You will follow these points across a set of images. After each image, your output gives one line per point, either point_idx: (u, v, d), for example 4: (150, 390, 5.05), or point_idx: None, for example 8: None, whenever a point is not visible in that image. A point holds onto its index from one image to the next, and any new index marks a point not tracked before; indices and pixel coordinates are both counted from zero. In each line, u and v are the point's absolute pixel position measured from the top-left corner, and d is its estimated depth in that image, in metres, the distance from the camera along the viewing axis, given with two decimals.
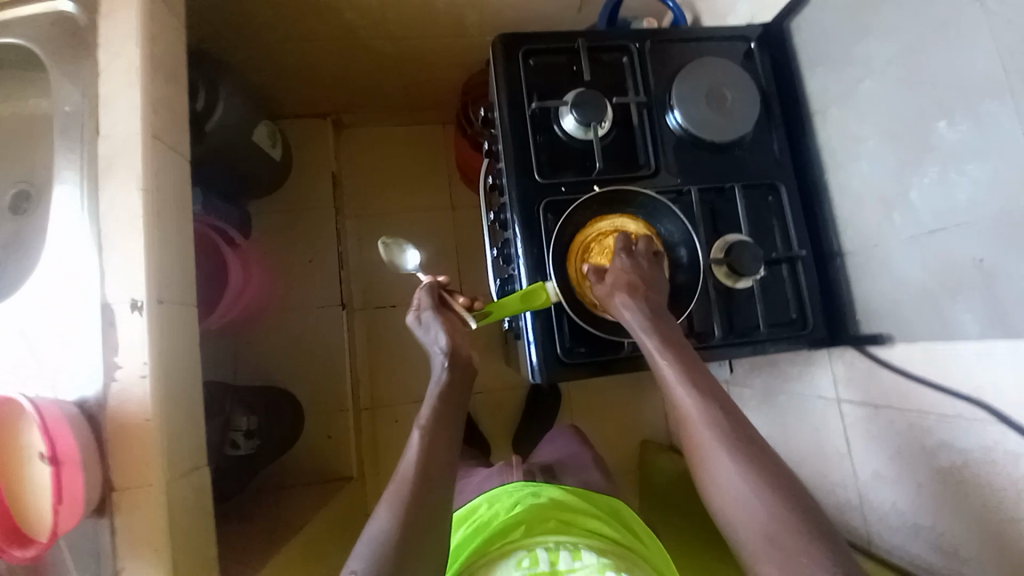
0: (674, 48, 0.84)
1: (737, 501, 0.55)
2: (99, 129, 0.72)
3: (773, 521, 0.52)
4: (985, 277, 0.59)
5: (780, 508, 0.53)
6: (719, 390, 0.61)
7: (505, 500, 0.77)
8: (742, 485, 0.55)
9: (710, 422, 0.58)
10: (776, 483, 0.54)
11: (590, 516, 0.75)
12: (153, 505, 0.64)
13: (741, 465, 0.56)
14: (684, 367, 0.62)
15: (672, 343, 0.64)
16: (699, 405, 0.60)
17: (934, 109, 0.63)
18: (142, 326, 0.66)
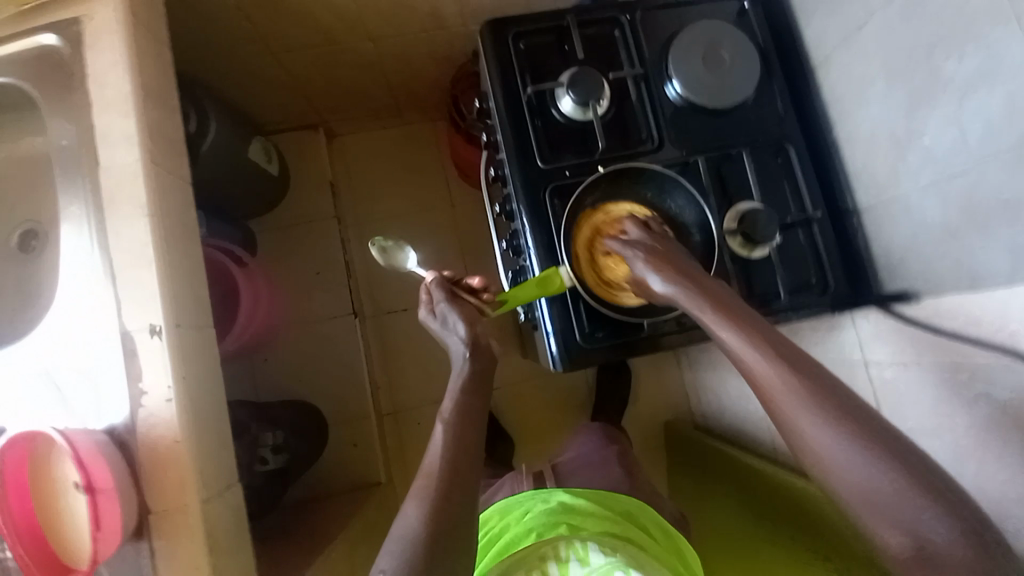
0: (665, 14, 0.82)
1: (823, 454, 0.49)
2: (97, 159, 0.72)
3: (867, 474, 0.47)
4: (1008, 212, 0.57)
5: (872, 456, 0.47)
6: (787, 341, 0.56)
7: (516, 511, 0.80)
8: (828, 435, 0.49)
9: (786, 378, 0.53)
10: (867, 430, 0.49)
11: (602, 517, 0.76)
12: (192, 524, 0.65)
13: (821, 414, 0.50)
14: (739, 323, 0.59)
15: (718, 299, 0.61)
16: (760, 357, 0.55)
17: (941, 46, 0.61)
18: (162, 350, 0.67)
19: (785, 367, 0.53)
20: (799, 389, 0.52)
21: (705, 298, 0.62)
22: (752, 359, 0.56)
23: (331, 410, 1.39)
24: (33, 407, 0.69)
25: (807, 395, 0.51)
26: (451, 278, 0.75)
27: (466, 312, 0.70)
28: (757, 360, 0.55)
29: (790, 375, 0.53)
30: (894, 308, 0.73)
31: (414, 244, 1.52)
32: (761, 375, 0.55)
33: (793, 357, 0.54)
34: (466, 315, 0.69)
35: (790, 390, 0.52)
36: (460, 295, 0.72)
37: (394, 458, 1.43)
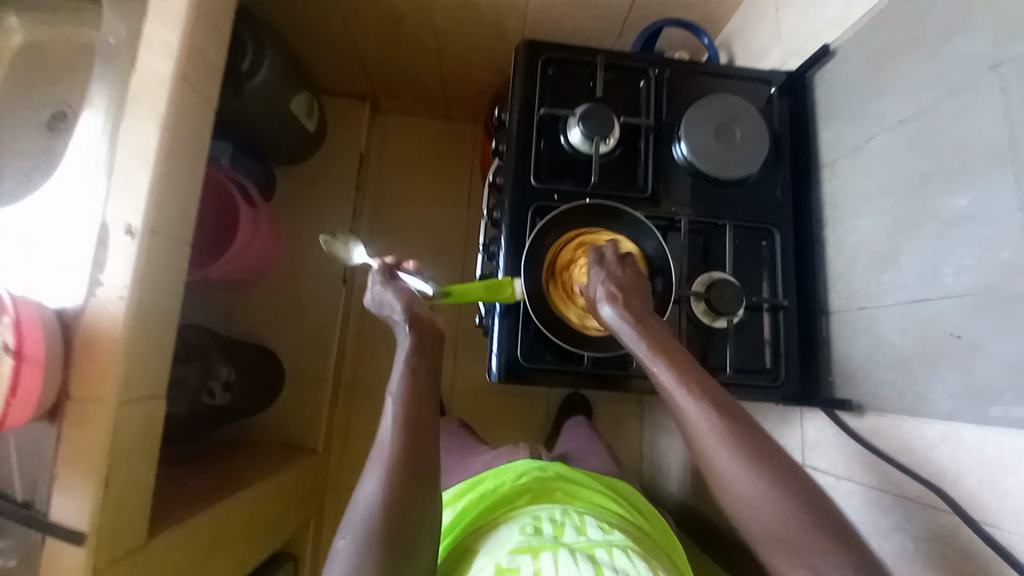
0: (692, 79, 0.86)
1: (743, 497, 0.51)
2: (134, 64, 0.77)
3: (778, 518, 0.50)
4: (963, 352, 0.57)
5: (781, 499, 0.50)
6: (713, 382, 0.57)
7: (511, 473, 0.77)
8: (745, 477, 0.51)
9: (715, 428, 0.54)
10: (780, 476, 0.51)
11: (600, 494, 0.74)
12: (102, 420, 0.67)
13: (741, 455, 0.52)
14: (673, 360, 0.59)
15: (661, 340, 0.60)
16: (693, 403, 0.55)
17: (937, 174, 0.62)
18: (132, 250, 0.70)
19: (710, 410, 0.55)
20: (724, 432, 0.53)
21: (646, 333, 0.61)
22: (683, 400, 0.56)
23: (293, 363, 1.42)
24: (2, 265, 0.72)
25: (731, 437, 0.53)
26: (394, 265, 0.71)
27: (403, 291, 0.66)
28: (686, 400, 0.56)
29: (716, 418, 0.54)
30: (836, 413, 0.72)
31: (420, 232, 1.55)
32: (690, 417, 0.55)
33: (719, 399, 0.55)
34: (405, 292, 0.66)
35: (717, 433, 0.53)
36: (400, 278, 0.69)
37: (338, 429, 1.44)
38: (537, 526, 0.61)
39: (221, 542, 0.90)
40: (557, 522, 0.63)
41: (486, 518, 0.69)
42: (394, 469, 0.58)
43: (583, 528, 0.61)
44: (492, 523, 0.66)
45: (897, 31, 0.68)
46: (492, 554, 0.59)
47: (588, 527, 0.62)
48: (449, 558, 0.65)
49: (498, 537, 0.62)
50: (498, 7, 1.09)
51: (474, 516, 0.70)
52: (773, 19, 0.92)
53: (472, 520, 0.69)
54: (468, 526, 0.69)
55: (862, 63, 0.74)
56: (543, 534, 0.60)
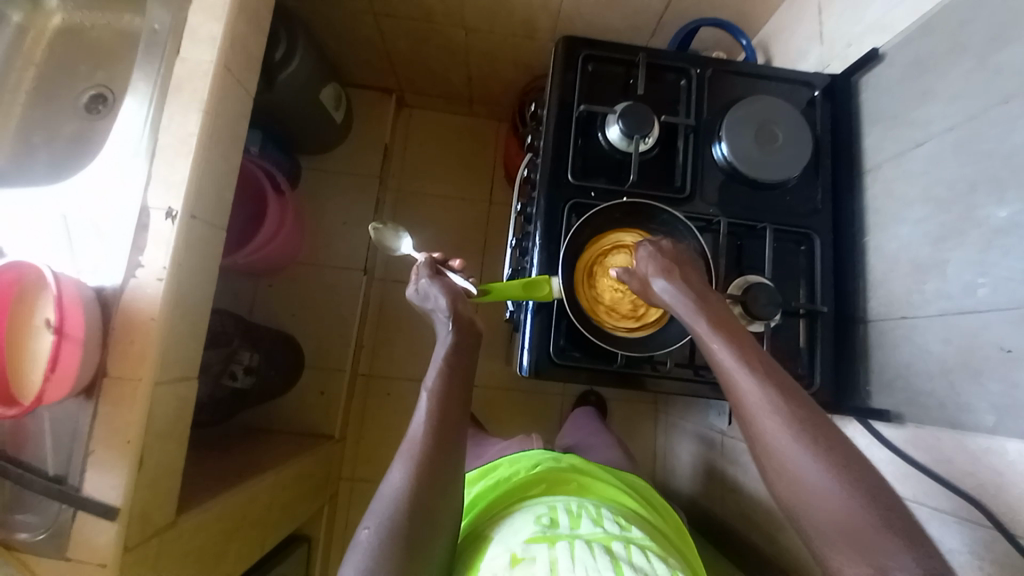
0: (733, 80, 0.85)
1: (804, 480, 0.49)
2: (178, 51, 0.77)
3: (848, 509, 0.47)
4: (1008, 367, 0.56)
5: (847, 485, 0.48)
6: (773, 362, 0.56)
7: (525, 462, 0.76)
8: (808, 462, 0.50)
9: (773, 405, 0.53)
10: (845, 462, 0.49)
11: (615, 488, 0.72)
12: (140, 398, 0.68)
13: (805, 438, 0.50)
14: (733, 340, 0.58)
15: (722, 319, 0.60)
16: (752, 379, 0.55)
17: (986, 183, 0.60)
18: (171, 233, 0.71)
19: (775, 395, 0.53)
20: (788, 417, 0.52)
21: (707, 312, 0.61)
22: (743, 381, 0.55)
23: (311, 352, 1.43)
24: (40, 244, 0.73)
25: (796, 423, 0.51)
26: (440, 262, 0.73)
27: (447, 286, 0.67)
28: (747, 380, 0.55)
29: (781, 403, 0.52)
30: (870, 421, 0.71)
31: (440, 226, 1.55)
32: (752, 400, 0.54)
33: (784, 385, 0.54)
34: (450, 287, 0.67)
35: (779, 416, 0.52)
36: (445, 274, 0.70)
37: (352, 418, 1.44)
38: (551, 517, 0.60)
39: (241, 524, 0.91)
40: (573, 513, 0.61)
41: (500, 506, 0.67)
42: (427, 462, 0.57)
43: (599, 520, 0.60)
44: (506, 510, 0.65)
45: (948, 35, 0.66)
46: (506, 541, 0.58)
47: (604, 520, 0.60)
48: (464, 540, 0.65)
49: (511, 524, 0.61)
50: (533, 4, 1.09)
51: (489, 502, 0.69)
52: (813, 21, 0.90)
53: (487, 505, 0.69)
54: (482, 513, 0.68)
55: (910, 67, 0.72)
56: (559, 526, 0.58)
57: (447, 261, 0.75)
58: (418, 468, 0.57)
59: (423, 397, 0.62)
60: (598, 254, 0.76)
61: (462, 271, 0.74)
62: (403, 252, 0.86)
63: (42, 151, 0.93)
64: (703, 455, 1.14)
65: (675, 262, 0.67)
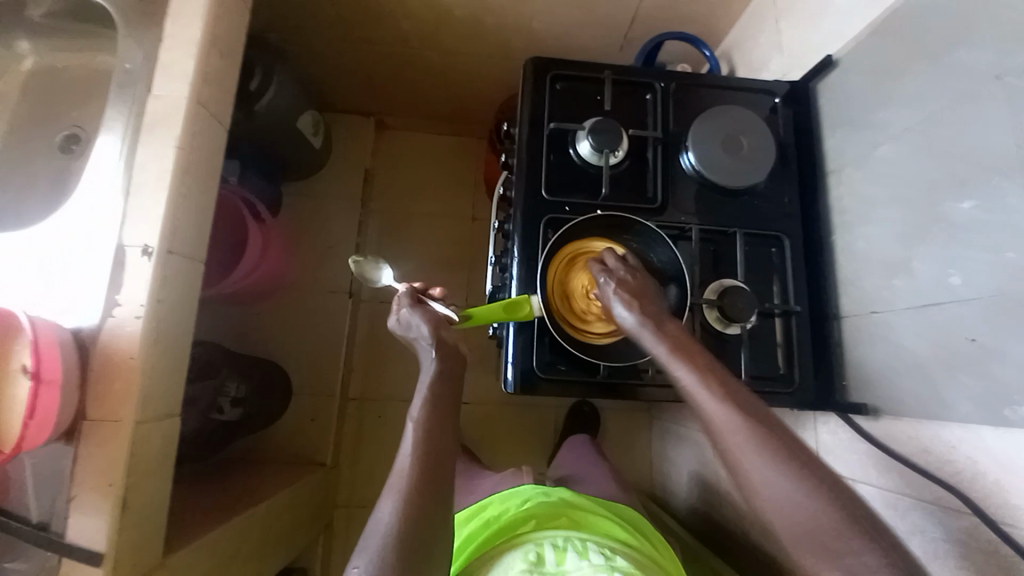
0: (697, 92, 0.88)
1: (769, 493, 0.50)
2: (152, 90, 0.78)
3: (808, 513, 0.48)
4: (979, 356, 0.57)
5: (808, 492, 0.49)
6: (735, 381, 0.58)
7: (516, 499, 0.75)
8: (769, 474, 0.51)
9: (740, 424, 0.54)
10: (806, 471, 0.50)
11: (605, 519, 0.72)
12: (121, 438, 0.68)
13: (767, 451, 0.52)
14: (696, 364, 0.60)
15: (681, 343, 0.62)
16: (716, 400, 0.56)
17: (944, 180, 0.63)
18: (148, 270, 0.71)
19: (735, 412, 0.55)
20: (749, 432, 0.53)
21: (667, 339, 0.63)
22: (707, 403, 0.57)
23: (300, 379, 1.42)
24: (15, 289, 0.72)
25: (758, 437, 0.53)
26: (422, 290, 0.73)
27: (430, 315, 0.68)
28: (709, 402, 0.57)
29: (741, 419, 0.54)
30: (851, 417, 0.72)
31: (424, 245, 1.56)
32: (715, 418, 0.56)
33: (744, 403, 0.56)
34: (433, 316, 0.68)
35: (741, 434, 0.53)
36: (427, 302, 0.70)
37: (345, 443, 1.43)
38: (538, 554, 0.61)
39: (233, 560, 0.90)
40: (559, 546, 0.62)
41: (491, 546, 0.66)
42: (417, 488, 0.58)
43: (584, 552, 0.60)
44: (496, 550, 0.65)
45: (903, 38, 0.69)
46: None
47: (591, 551, 0.60)
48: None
49: (501, 565, 0.62)
50: (502, 26, 1.12)
51: (480, 543, 0.67)
52: (773, 31, 0.94)
53: (478, 546, 0.67)
54: (473, 555, 0.66)
55: (864, 74, 0.75)
56: (545, 562, 0.60)
57: (428, 289, 0.75)
58: (410, 499, 0.57)
59: (411, 428, 0.62)
60: (561, 271, 0.77)
61: (444, 299, 0.75)
62: (385, 282, 0.87)
63: (19, 194, 0.93)
64: (698, 461, 1.15)
65: (634, 289, 0.67)
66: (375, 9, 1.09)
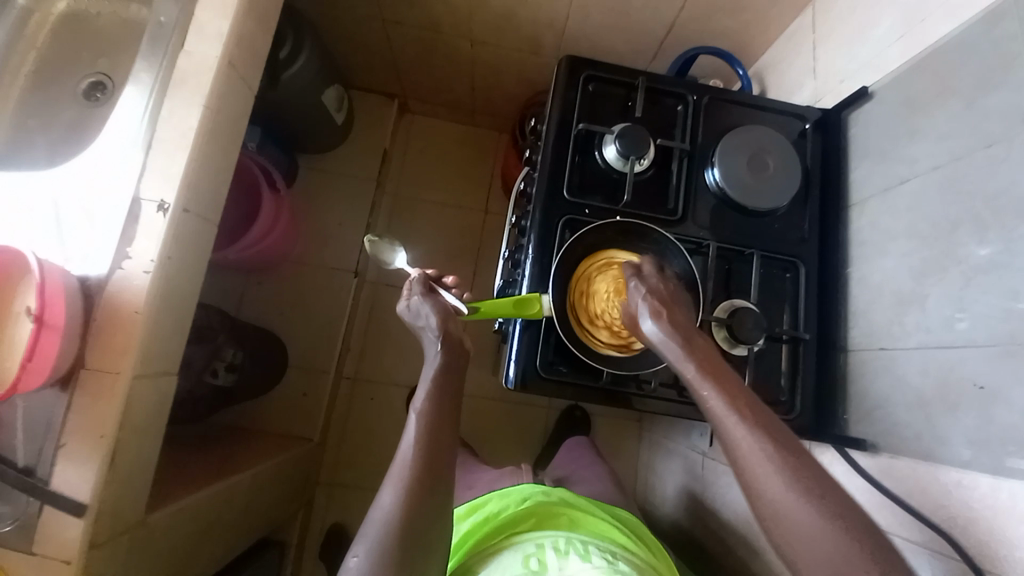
0: (729, 108, 0.87)
1: (798, 529, 0.49)
2: (182, 45, 0.78)
3: (837, 554, 0.47)
4: (983, 402, 0.57)
5: (837, 530, 0.48)
6: (764, 408, 0.57)
7: (516, 496, 0.74)
8: (798, 505, 0.50)
9: (771, 455, 0.52)
10: (835, 510, 0.49)
11: (605, 522, 0.71)
12: (118, 391, 0.67)
13: (799, 485, 0.50)
14: (724, 387, 0.58)
15: (711, 363, 0.60)
16: (745, 428, 0.55)
17: (967, 222, 0.62)
18: (162, 226, 0.71)
19: (766, 441, 0.53)
20: (779, 462, 0.52)
21: (695, 356, 0.60)
22: (735, 428, 0.55)
23: (296, 352, 1.41)
24: (26, 230, 0.72)
25: (787, 467, 0.52)
26: (433, 278, 0.73)
27: (440, 306, 0.67)
28: (738, 426, 0.55)
29: (771, 449, 0.53)
30: (848, 450, 0.72)
31: (434, 233, 1.56)
32: (742, 445, 0.54)
33: (773, 430, 0.54)
34: (443, 306, 0.67)
35: (771, 462, 0.52)
36: (438, 291, 0.70)
37: (335, 421, 1.42)
38: (539, 557, 0.60)
39: (212, 524, 0.90)
40: (560, 549, 0.61)
41: (490, 542, 0.66)
42: (410, 474, 0.57)
43: (587, 556, 0.60)
44: (496, 547, 0.65)
45: (940, 75, 0.68)
46: None
47: (592, 555, 0.60)
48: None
49: (500, 563, 0.62)
50: (538, 22, 1.11)
51: (479, 540, 0.67)
52: (809, 56, 0.93)
53: (476, 543, 0.67)
54: (471, 551, 0.66)
55: (898, 108, 0.75)
56: (547, 567, 0.59)
57: (440, 277, 0.75)
58: (402, 485, 0.56)
59: (413, 418, 0.61)
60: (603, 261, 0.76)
61: (455, 289, 0.75)
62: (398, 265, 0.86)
63: (35, 137, 0.91)
64: (686, 476, 1.14)
65: (666, 299, 0.65)
66: None
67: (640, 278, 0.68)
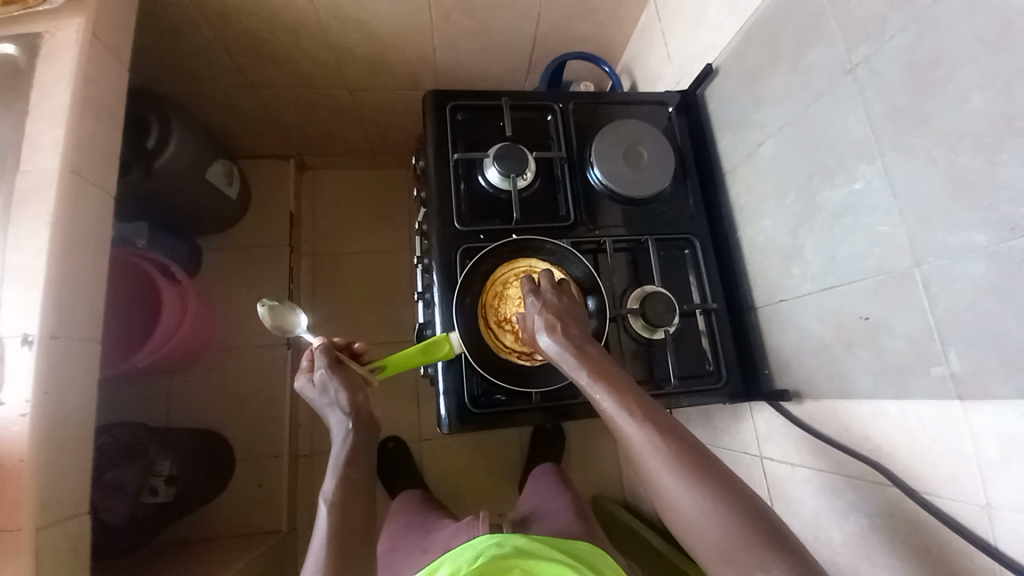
0: (597, 109, 0.91)
1: (686, 515, 0.50)
2: (19, 164, 0.72)
3: (725, 535, 0.48)
4: (872, 333, 0.61)
5: (722, 510, 0.49)
6: (651, 400, 0.58)
7: (467, 554, 0.66)
8: (687, 494, 0.51)
9: (659, 448, 0.53)
10: (720, 491, 0.50)
11: (561, 565, 0.66)
12: (20, 551, 0.61)
13: (684, 472, 0.52)
14: (614, 387, 0.58)
15: (599, 366, 0.60)
16: (634, 425, 0.55)
17: (818, 172, 0.67)
18: (28, 363, 0.65)
19: (654, 435, 0.54)
20: (667, 455, 0.53)
21: (586, 362, 0.61)
22: (626, 426, 0.56)
23: (241, 443, 1.33)
24: None
25: (673, 457, 0.53)
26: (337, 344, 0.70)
27: (348, 378, 0.66)
28: (630, 425, 0.55)
29: (659, 441, 0.54)
30: (779, 403, 0.75)
31: (362, 283, 1.52)
32: (636, 442, 0.55)
33: (663, 423, 0.55)
34: (350, 381, 0.66)
35: (661, 457, 0.53)
36: (344, 360, 0.68)
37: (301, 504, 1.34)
38: None
39: None
40: None
41: None
42: (341, 564, 0.55)
43: None
44: None
45: (764, 45, 0.74)
46: None
47: None
48: None
49: None
50: (408, 60, 1.11)
51: None
52: (661, 44, 0.99)
53: None
54: None
55: (740, 79, 0.80)
56: None
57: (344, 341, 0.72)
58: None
59: (323, 510, 0.58)
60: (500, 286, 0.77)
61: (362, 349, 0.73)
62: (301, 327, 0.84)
63: None
64: None
65: (561, 314, 0.65)
66: (272, 54, 1.06)
67: (536, 293, 0.68)
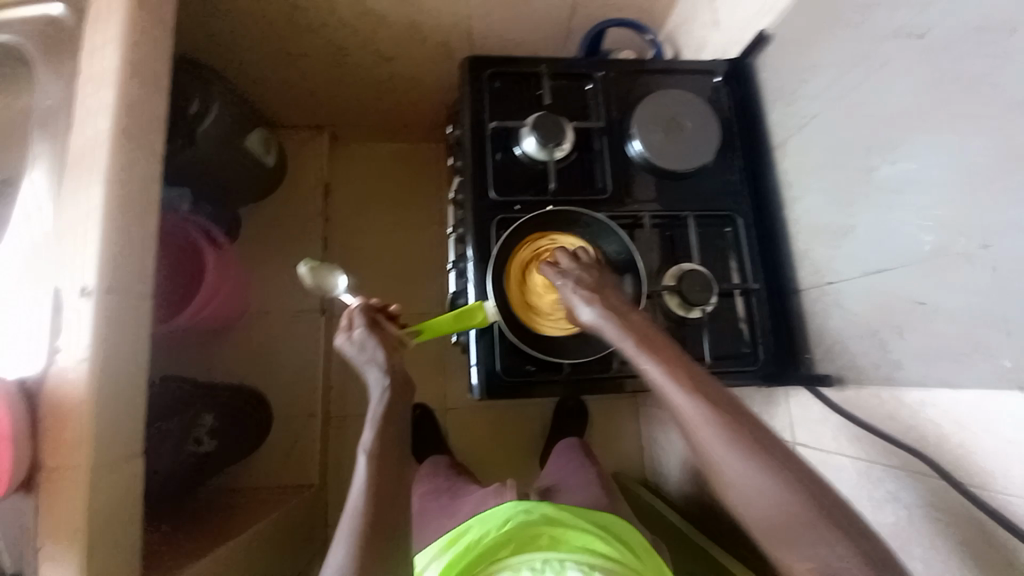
0: (639, 78, 0.87)
1: (740, 485, 0.52)
2: (73, 127, 0.75)
3: (781, 508, 0.50)
4: (926, 319, 0.58)
5: (777, 483, 0.50)
6: (701, 369, 0.57)
7: (496, 517, 0.70)
8: (742, 465, 0.52)
9: (711, 419, 0.53)
10: (774, 464, 0.51)
11: (589, 534, 0.67)
12: (83, 484, 0.66)
13: (737, 444, 0.52)
14: (662, 357, 0.58)
15: (645, 336, 0.60)
16: (684, 396, 0.55)
17: (877, 147, 0.63)
18: (86, 313, 0.68)
19: (705, 406, 0.54)
20: (719, 426, 0.53)
21: (631, 331, 0.61)
22: (675, 397, 0.56)
23: (276, 404, 1.39)
24: None
25: (726, 428, 0.53)
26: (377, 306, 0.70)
27: (385, 339, 0.67)
28: (679, 397, 0.55)
29: (711, 412, 0.54)
30: (817, 387, 0.73)
31: (393, 254, 1.54)
32: (686, 413, 0.55)
33: (713, 393, 0.55)
34: (386, 340, 0.67)
35: (712, 429, 0.53)
36: (382, 321, 0.68)
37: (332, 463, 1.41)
38: None
39: None
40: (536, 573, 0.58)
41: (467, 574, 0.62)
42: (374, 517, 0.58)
43: None
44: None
45: (822, 8, 0.69)
46: None
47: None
48: None
49: None
50: (444, 27, 1.09)
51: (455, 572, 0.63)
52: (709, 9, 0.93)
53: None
54: None
55: (795, 46, 0.75)
56: None
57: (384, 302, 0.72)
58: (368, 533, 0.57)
59: (361, 465, 0.61)
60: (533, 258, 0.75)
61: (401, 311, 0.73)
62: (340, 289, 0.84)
63: None
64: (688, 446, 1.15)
65: (596, 286, 0.65)
66: (309, 21, 1.05)
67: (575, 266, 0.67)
